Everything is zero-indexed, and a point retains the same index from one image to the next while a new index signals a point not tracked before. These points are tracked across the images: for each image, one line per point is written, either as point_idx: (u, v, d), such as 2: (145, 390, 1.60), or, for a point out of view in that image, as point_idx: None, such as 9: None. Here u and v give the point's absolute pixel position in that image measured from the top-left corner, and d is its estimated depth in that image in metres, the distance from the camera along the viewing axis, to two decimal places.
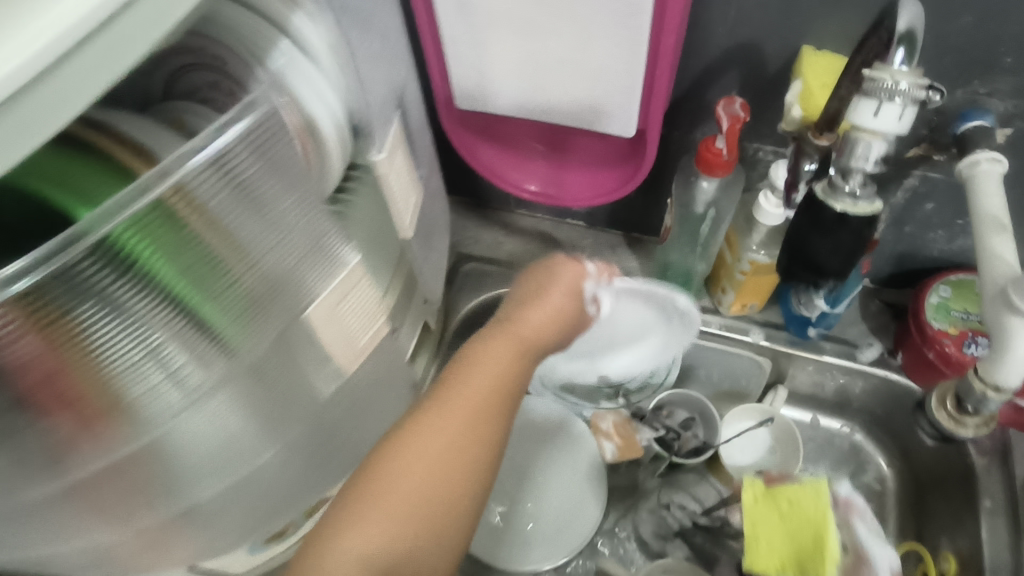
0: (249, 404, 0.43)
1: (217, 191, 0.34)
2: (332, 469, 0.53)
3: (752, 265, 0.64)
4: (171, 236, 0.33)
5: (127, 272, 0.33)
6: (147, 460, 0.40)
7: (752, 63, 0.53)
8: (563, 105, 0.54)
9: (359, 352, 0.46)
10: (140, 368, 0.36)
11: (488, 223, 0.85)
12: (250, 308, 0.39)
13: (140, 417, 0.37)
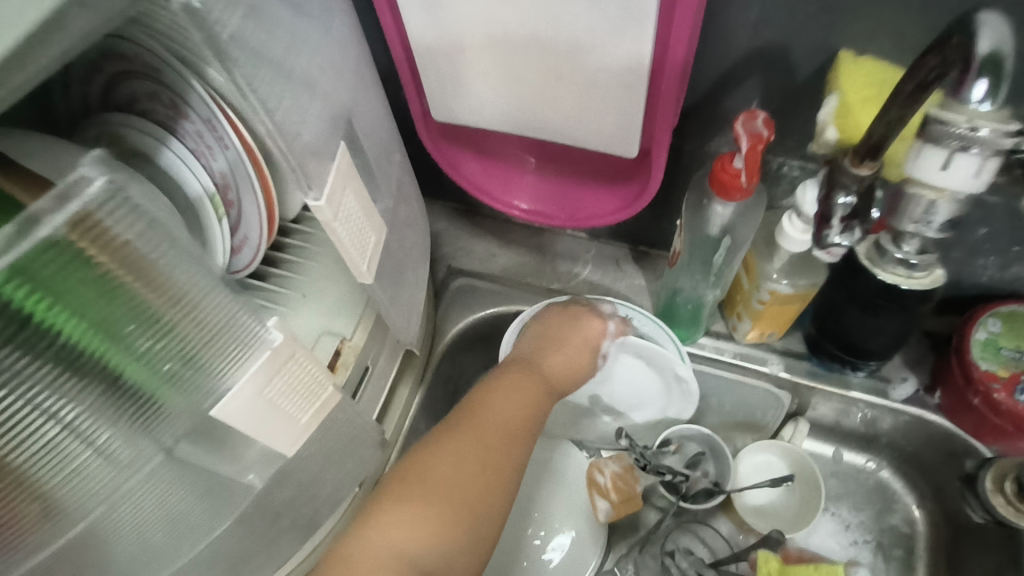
0: (192, 475, 0.36)
1: (134, 226, 0.27)
2: (290, 534, 0.47)
3: (772, 296, 0.57)
4: (81, 285, 0.26)
5: (21, 335, 0.25)
6: (62, 554, 0.32)
7: (779, 69, 0.45)
8: (554, 119, 0.46)
9: (302, 431, 0.40)
10: (53, 451, 0.28)
11: (481, 233, 0.78)
12: (188, 369, 0.31)
13: (54, 504, 0.30)
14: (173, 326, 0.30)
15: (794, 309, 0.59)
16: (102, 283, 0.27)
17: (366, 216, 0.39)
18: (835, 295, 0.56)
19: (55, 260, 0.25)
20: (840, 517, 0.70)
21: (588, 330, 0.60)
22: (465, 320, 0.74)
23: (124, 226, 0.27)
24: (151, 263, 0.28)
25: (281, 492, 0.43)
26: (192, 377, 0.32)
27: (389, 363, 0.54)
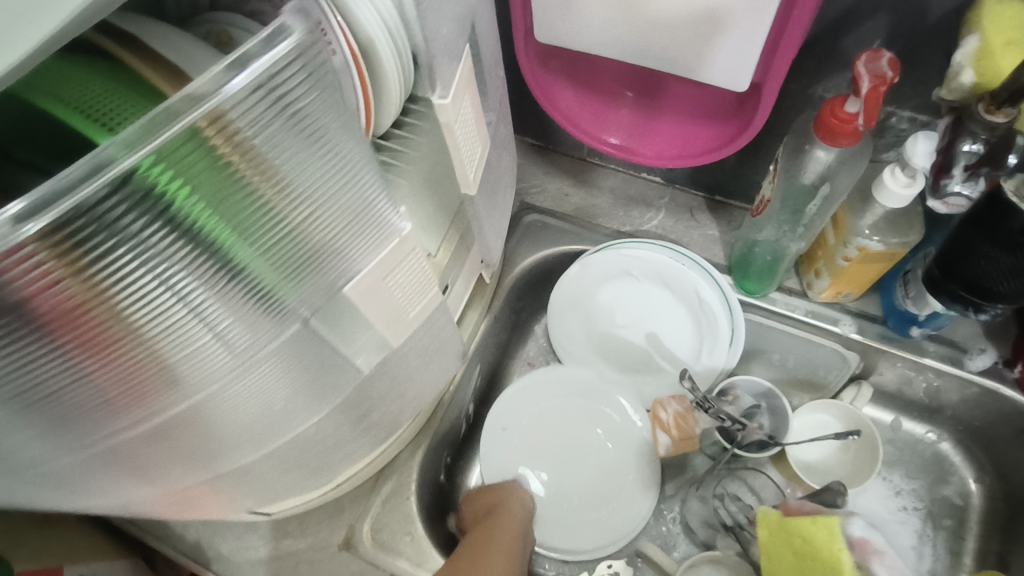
0: (301, 365, 0.38)
1: (269, 127, 0.27)
2: (373, 430, 0.50)
3: (861, 252, 0.55)
4: (215, 182, 0.27)
5: (167, 223, 0.26)
6: (183, 419, 0.35)
7: (910, 4, 0.43)
8: (664, 48, 0.45)
9: (410, 325, 0.42)
10: (185, 330, 0.30)
11: (555, 171, 0.77)
12: (307, 264, 0.33)
13: (180, 376, 0.33)
14: (296, 224, 0.31)
15: (878, 268, 0.57)
16: (236, 187, 0.28)
17: (477, 126, 0.39)
18: (967, 235, 0.47)
19: (190, 155, 0.25)
20: (891, 483, 0.70)
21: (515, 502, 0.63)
22: (534, 256, 0.74)
23: (255, 125, 0.26)
24: (276, 164, 0.28)
25: (372, 389, 0.45)
26: (311, 271, 0.33)
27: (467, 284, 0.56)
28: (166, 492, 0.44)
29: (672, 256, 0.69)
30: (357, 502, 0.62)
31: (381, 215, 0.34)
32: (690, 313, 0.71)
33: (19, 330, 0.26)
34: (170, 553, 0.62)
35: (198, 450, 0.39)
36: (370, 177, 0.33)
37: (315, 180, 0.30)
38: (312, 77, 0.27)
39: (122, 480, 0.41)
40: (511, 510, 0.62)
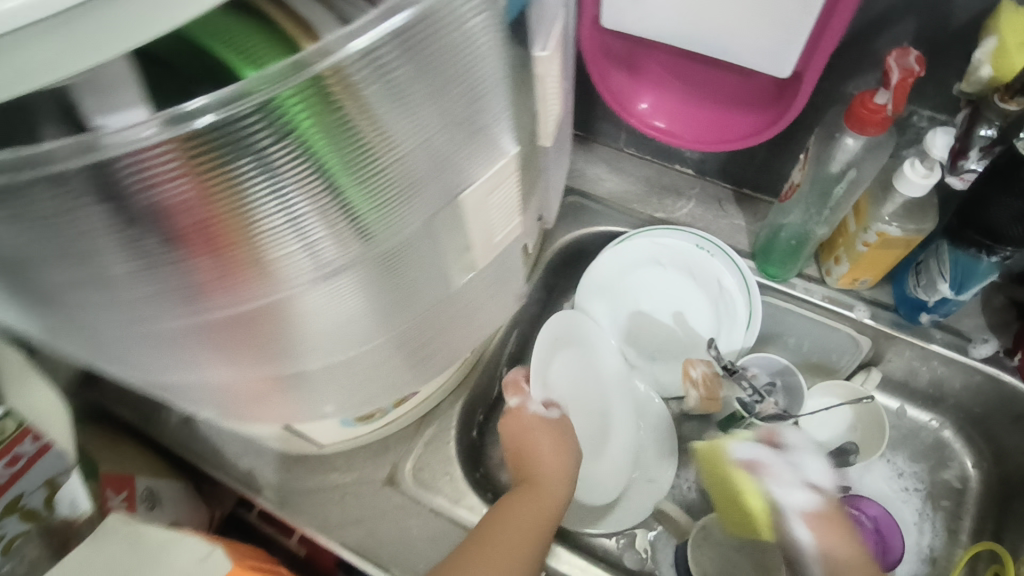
0: (374, 286, 0.43)
1: (374, 79, 0.31)
2: (435, 356, 0.55)
3: (880, 237, 0.60)
4: (329, 118, 0.31)
5: (283, 144, 0.31)
6: (269, 320, 0.41)
7: (937, 11, 0.49)
8: (716, 36, 0.51)
9: (495, 248, 0.45)
10: (278, 236, 0.35)
11: (594, 158, 0.83)
12: (394, 198, 0.37)
13: (274, 280, 0.38)
14: (389, 163, 0.35)
15: (894, 254, 0.63)
16: (342, 122, 0.32)
17: (560, 85, 0.44)
18: (983, 187, 0.53)
19: (313, 96, 0.30)
20: (894, 465, 0.75)
21: (547, 440, 0.65)
22: (571, 235, 0.80)
23: (367, 79, 0.31)
24: (380, 111, 0.33)
25: (422, 331, 0.51)
26: (398, 203, 0.38)
27: None
28: (236, 384, 0.47)
29: (702, 245, 0.74)
30: (401, 443, 0.67)
31: (464, 169, 0.38)
32: (709, 298, 0.77)
33: (146, 217, 0.32)
34: (223, 479, 0.67)
35: (275, 351, 0.44)
36: (471, 128, 0.37)
37: (410, 129, 0.34)
38: (416, 48, 0.31)
39: (209, 367, 0.45)
40: (545, 463, 0.64)
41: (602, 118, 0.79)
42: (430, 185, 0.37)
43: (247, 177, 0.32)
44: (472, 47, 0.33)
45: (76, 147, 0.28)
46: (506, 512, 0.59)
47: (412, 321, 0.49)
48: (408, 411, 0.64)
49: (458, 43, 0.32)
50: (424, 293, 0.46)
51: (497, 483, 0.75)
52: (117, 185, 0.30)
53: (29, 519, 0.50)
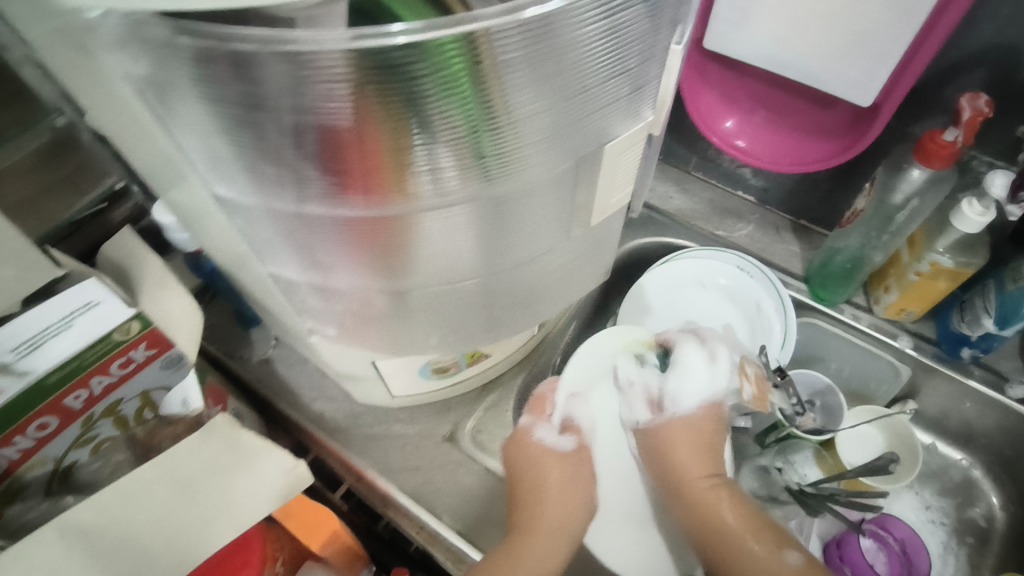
0: (480, 228, 0.49)
1: (529, 42, 0.37)
2: (525, 310, 0.61)
3: (933, 267, 0.66)
4: (478, 74, 0.38)
5: (437, 88, 0.37)
6: (391, 240, 0.47)
7: (1008, 66, 0.55)
8: (807, 63, 0.58)
9: (608, 208, 0.53)
10: (418, 159, 0.42)
11: (663, 177, 0.90)
12: (514, 149, 0.43)
13: (403, 204, 0.44)
14: (516, 119, 0.41)
15: (942, 287, 0.68)
16: (488, 74, 0.38)
17: None
18: None
19: (469, 53, 0.36)
20: (922, 497, 0.78)
21: (554, 468, 0.63)
22: (635, 242, 0.86)
23: (514, 46, 0.37)
24: (516, 76, 0.39)
25: (515, 282, 0.56)
26: (517, 155, 0.44)
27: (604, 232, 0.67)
28: (362, 286, 0.51)
29: (744, 266, 0.81)
30: (463, 405, 0.72)
31: (580, 134, 0.44)
32: (745, 318, 0.81)
33: (317, 120, 0.38)
34: (295, 418, 0.72)
35: (383, 271, 0.50)
36: (588, 104, 0.42)
37: (546, 90, 0.40)
38: (563, 23, 0.37)
39: (347, 267, 0.50)
40: (554, 494, 0.61)
41: (676, 139, 0.86)
42: (546, 143, 0.44)
43: (407, 103, 0.38)
44: (601, 33, 0.39)
45: (274, 38, 0.33)
46: (525, 552, 0.57)
47: (506, 269, 0.54)
48: (475, 374, 0.69)
49: (604, 25, 0.38)
50: (521, 243, 0.52)
51: None
52: (303, 93, 0.36)
53: (120, 425, 0.57)
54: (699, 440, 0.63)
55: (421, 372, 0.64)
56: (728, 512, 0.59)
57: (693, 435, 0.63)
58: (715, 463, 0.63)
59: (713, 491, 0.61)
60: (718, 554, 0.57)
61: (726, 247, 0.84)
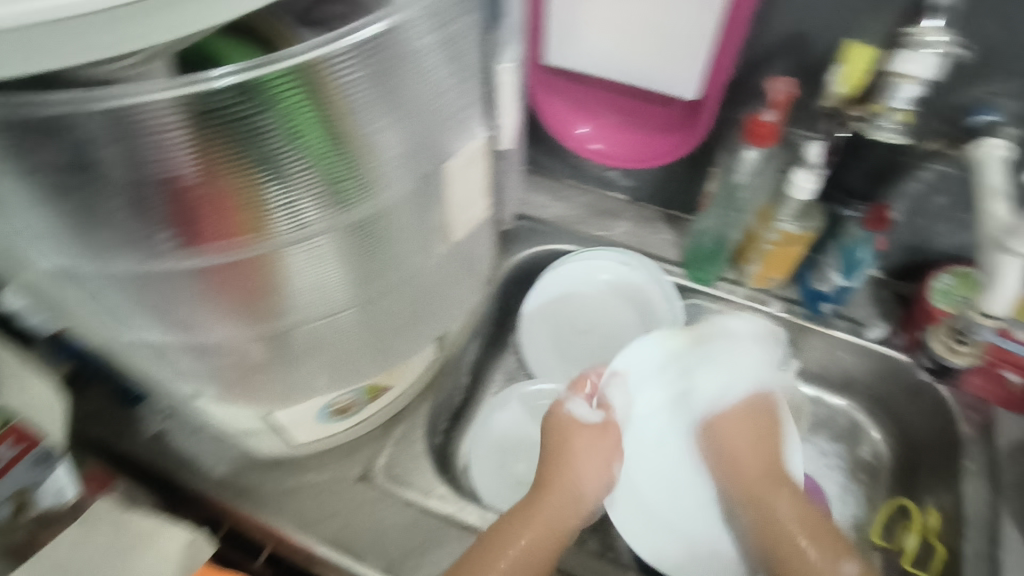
0: (349, 257, 0.49)
1: (359, 68, 0.39)
2: (416, 332, 0.62)
3: (782, 234, 0.73)
4: (314, 101, 0.39)
5: (275, 122, 0.39)
6: (260, 283, 0.47)
7: (803, 51, 0.62)
8: (635, 66, 0.63)
9: (467, 224, 0.54)
10: (272, 196, 0.42)
11: (540, 189, 0.93)
12: (365, 176, 0.45)
13: (265, 244, 0.44)
14: (361, 146, 0.43)
15: (796, 251, 0.75)
16: (326, 104, 0.40)
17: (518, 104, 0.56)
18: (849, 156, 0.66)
19: (300, 86, 0.38)
20: (818, 446, 0.85)
21: (582, 437, 0.74)
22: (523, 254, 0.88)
23: (344, 75, 0.39)
24: (353, 103, 0.41)
25: (394, 307, 0.57)
26: (369, 180, 0.45)
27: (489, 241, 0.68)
28: (238, 347, 0.51)
29: (625, 261, 0.85)
30: (371, 443, 0.71)
31: (431, 150, 0.47)
32: (635, 312, 0.86)
33: (158, 166, 0.38)
34: (196, 489, 0.67)
35: (257, 318, 0.49)
36: (427, 123, 0.45)
37: (388, 112, 0.43)
38: (390, 47, 0.39)
39: (215, 326, 0.48)
40: (580, 461, 0.72)
41: (545, 151, 0.90)
42: (396, 164, 0.46)
43: (246, 141, 0.39)
44: (426, 54, 0.42)
45: (93, 95, 0.33)
46: (542, 502, 0.68)
47: (384, 295, 0.55)
48: (380, 409, 0.69)
49: (427, 43, 0.42)
50: (395, 267, 0.53)
51: (462, 486, 0.79)
52: (134, 143, 0.36)
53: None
54: (766, 443, 0.77)
55: (319, 417, 0.63)
56: (789, 511, 0.70)
57: (753, 441, 0.77)
58: (779, 472, 0.75)
59: (777, 491, 0.72)
60: (766, 528, 0.70)
61: (607, 245, 0.88)
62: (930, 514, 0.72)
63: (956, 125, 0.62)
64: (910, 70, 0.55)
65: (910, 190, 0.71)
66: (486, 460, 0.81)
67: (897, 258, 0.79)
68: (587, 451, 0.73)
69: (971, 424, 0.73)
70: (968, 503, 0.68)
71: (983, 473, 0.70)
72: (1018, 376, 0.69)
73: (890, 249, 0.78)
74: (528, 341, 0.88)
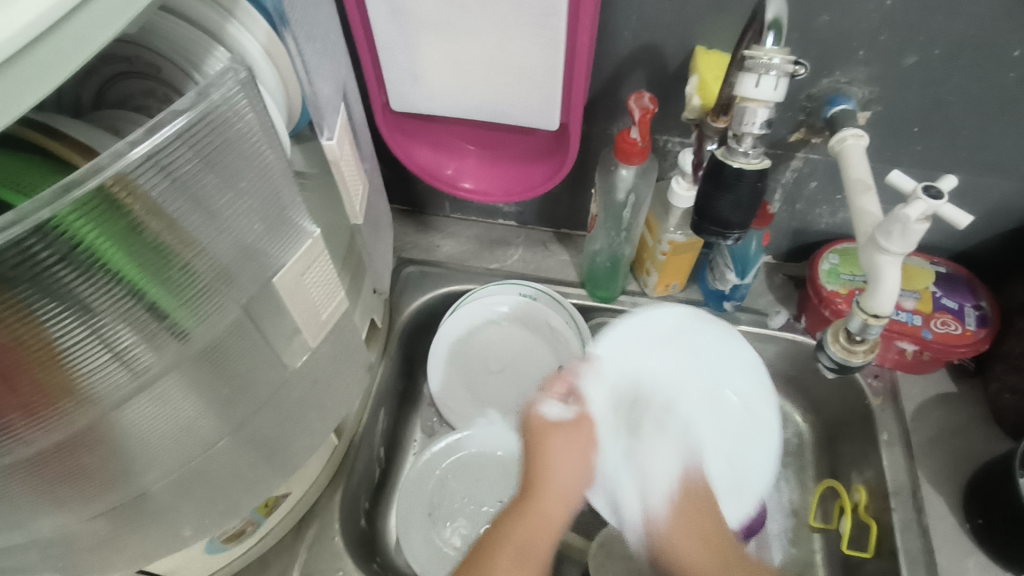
0: (204, 385, 0.42)
1: (157, 182, 0.32)
2: (300, 442, 0.54)
3: (671, 245, 0.70)
4: (113, 222, 0.32)
5: (66, 260, 0.31)
6: (95, 440, 0.38)
7: (657, 62, 0.60)
8: (488, 102, 0.58)
9: (323, 325, 0.48)
10: (82, 355, 0.34)
11: (426, 229, 0.88)
12: (201, 295, 0.38)
13: (88, 397, 0.36)
14: (185, 261, 0.36)
15: (690, 257, 0.73)
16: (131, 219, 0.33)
17: (357, 171, 0.56)
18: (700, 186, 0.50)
19: (88, 212, 0.30)
20: None
21: (560, 437, 0.56)
22: (418, 301, 0.82)
23: (148, 185, 0.32)
24: (162, 210, 0.34)
25: (271, 430, 0.49)
26: (201, 301, 0.38)
27: (366, 311, 0.63)
28: (83, 520, 0.42)
29: (525, 292, 0.81)
30: (282, 554, 0.64)
31: (268, 257, 0.41)
32: (544, 345, 0.82)
33: None
34: None
35: (96, 480, 0.40)
36: (258, 216, 0.39)
37: (212, 215, 0.36)
38: (199, 141, 0.33)
39: (46, 508, 0.40)
40: (559, 464, 0.55)
41: (424, 191, 0.86)
42: (237, 271, 0.39)
43: (30, 288, 0.30)
44: (246, 138, 0.36)
45: None
46: (526, 511, 0.53)
47: (255, 415, 0.47)
48: (283, 517, 0.62)
49: (238, 134, 0.35)
50: (262, 381, 0.46)
51: (397, 567, 0.73)
52: None
53: None
54: (702, 529, 0.57)
55: (209, 549, 0.56)
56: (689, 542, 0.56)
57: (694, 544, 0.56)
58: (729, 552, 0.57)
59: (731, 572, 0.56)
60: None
61: (503, 277, 0.83)
62: (857, 491, 0.72)
63: (812, 115, 0.62)
64: (758, 96, 0.43)
65: (785, 180, 0.71)
66: (413, 528, 0.74)
67: (784, 241, 0.80)
68: (568, 460, 0.56)
69: (877, 394, 0.74)
70: (889, 475, 0.69)
71: (896, 440, 0.71)
72: (913, 345, 0.70)
73: (777, 234, 0.79)
74: (439, 392, 0.82)
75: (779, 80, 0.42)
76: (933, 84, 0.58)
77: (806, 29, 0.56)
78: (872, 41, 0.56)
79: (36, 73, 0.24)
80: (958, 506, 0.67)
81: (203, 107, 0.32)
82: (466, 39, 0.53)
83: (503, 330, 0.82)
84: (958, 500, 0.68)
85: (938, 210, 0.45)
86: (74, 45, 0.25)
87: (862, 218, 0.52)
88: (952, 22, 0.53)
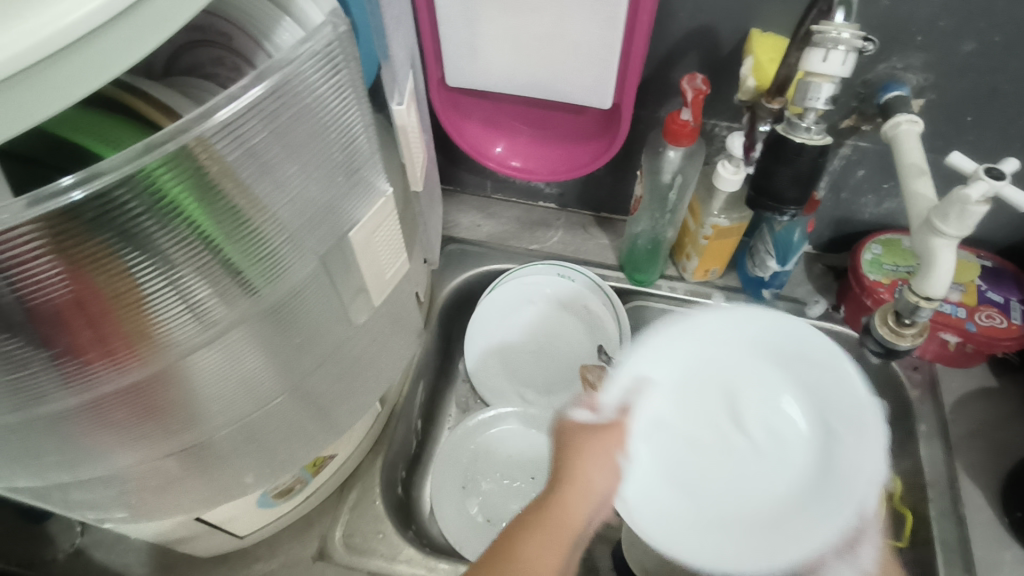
0: (267, 342, 0.43)
1: (236, 146, 0.34)
2: (351, 404, 0.55)
3: (715, 229, 0.71)
4: (198, 182, 0.33)
5: (155, 213, 0.33)
6: (166, 387, 0.40)
7: (711, 44, 0.60)
8: (541, 79, 0.59)
9: (387, 285, 0.50)
10: (160, 303, 0.36)
11: (467, 208, 0.90)
12: (270, 256, 0.39)
13: (162, 346, 0.38)
14: (258, 223, 0.38)
15: (731, 243, 0.73)
16: (216, 180, 0.34)
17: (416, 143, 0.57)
18: (760, 161, 0.50)
19: (174, 170, 0.32)
20: None
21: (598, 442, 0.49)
22: (459, 278, 0.84)
23: (228, 149, 0.34)
24: (240, 173, 0.35)
25: (327, 388, 0.51)
26: (271, 261, 0.40)
27: (415, 280, 0.64)
28: (149, 463, 0.44)
29: (564, 273, 0.82)
30: (325, 514, 0.66)
31: (338, 218, 0.42)
32: (581, 327, 0.82)
33: (24, 292, 0.31)
34: None
35: (163, 427, 0.42)
36: (329, 184, 0.41)
37: (286, 177, 0.38)
38: (280, 103, 0.34)
39: (118, 449, 0.42)
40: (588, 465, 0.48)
41: (468, 171, 0.87)
42: (306, 234, 0.41)
43: (121, 239, 0.32)
44: (321, 104, 0.37)
45: None
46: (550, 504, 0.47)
47: (312, 374, 0.49)
48: (327, 479, 0.64)
49: (313, 103, 0.36)
50: (324, 339, 0.48)
51: (431, 536, 0.75)
52: None
53: None
54: None
55: (261, 504, 0.58)
56: None
57: None
58: None
59: None
60: None
61: (543, 257, 0.85)
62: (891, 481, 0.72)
63: (866, 101, 0.62)
64: (825, 71, 0.43)
65: (833, 168, 0.71)
66: (448, 498, 0.76)
67: (826, 231, 0.80)
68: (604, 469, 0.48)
69: (916, 385, 0.74)
70: (927, 466, 0.69)
71: (935, 432, 0.71)
72: (956, 337, 0.70)
73: (819, 223, 0.79)
74: (477, 370, 0.83)
75: (847, 54, 0.43)
76: (990, 71, 0.58)
77: (865, 13, 0.56)
78: (931, 27, 0.55)
79: (149, 20, 0.25)
80: (994, 499, 0.67)
81: (281, 78, 0.33)
82: (527, 14, 0.54)
83: (541, 310, 0.83)
84: (995, 492, 0.67)
85: (998, 191, 0.46)
86: (156, 22, 0.26)
87: (917, 202, 0.52)
88: (1015, 8, 0.53)
